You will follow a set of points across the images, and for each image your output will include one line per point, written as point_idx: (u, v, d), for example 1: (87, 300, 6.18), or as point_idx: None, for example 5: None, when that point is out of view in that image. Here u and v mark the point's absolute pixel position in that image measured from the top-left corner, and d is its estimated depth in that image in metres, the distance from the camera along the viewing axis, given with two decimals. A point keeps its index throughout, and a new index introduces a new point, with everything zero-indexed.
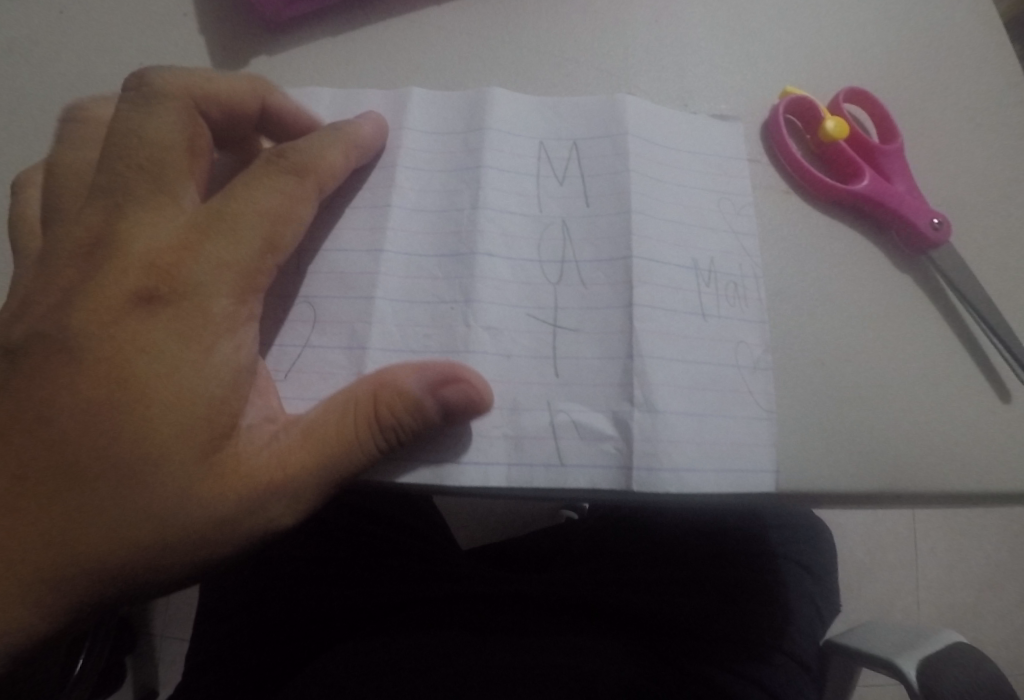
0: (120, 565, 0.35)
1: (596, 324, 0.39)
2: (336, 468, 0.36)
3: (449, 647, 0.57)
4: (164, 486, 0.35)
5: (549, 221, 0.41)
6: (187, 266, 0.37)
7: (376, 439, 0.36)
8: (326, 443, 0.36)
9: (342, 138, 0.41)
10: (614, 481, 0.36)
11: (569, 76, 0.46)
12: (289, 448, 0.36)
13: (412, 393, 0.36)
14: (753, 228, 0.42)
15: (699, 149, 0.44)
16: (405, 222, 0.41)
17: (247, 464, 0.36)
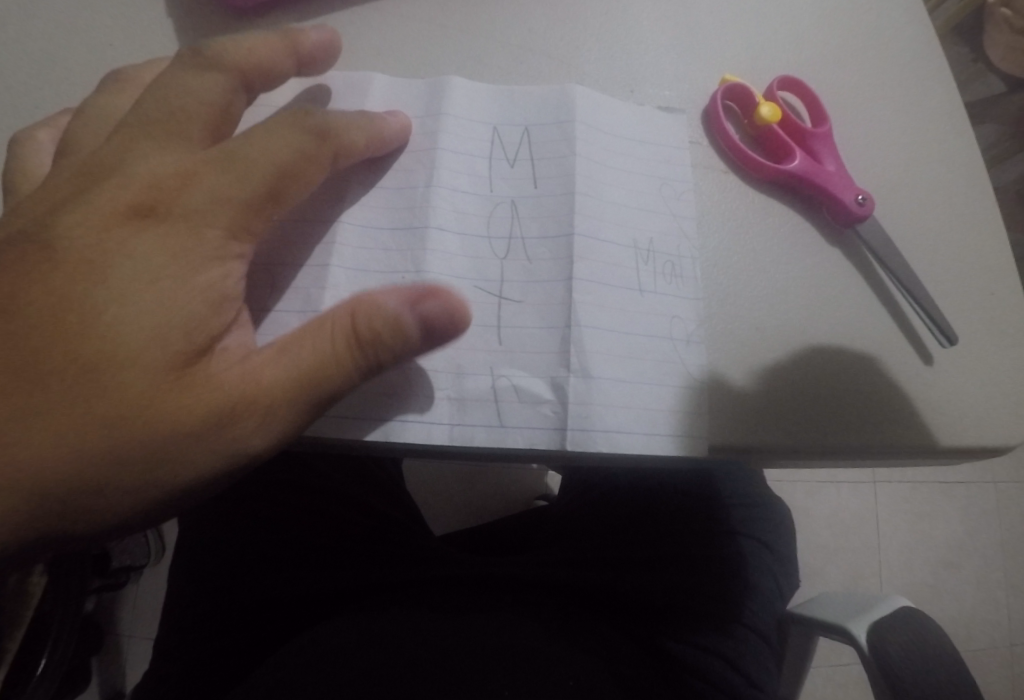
0: (84, 504, 0.38)
1: (539, 296, 0.42)
2: (309, 389, 0.38)
3: (410, 635, 0.59)
4: (131, 436, 0.37)
5: (499, 201, 0.44)
6: (153, 230, 0.38)
7: (355, 356, 0.38)
8: (297, 369, 0.38)
9: (367, 121, 0.42)
10: (550, 441, 0.39)
11: (523, 63, 0.48)
12: (269, 366, 0.38)
13: (389, 312, 0.38)
14: (693, 212, 0.45)
15: (647, 138, 0.46)
16: (363, 198, 0.43)
17: (223, 395, 0.38)
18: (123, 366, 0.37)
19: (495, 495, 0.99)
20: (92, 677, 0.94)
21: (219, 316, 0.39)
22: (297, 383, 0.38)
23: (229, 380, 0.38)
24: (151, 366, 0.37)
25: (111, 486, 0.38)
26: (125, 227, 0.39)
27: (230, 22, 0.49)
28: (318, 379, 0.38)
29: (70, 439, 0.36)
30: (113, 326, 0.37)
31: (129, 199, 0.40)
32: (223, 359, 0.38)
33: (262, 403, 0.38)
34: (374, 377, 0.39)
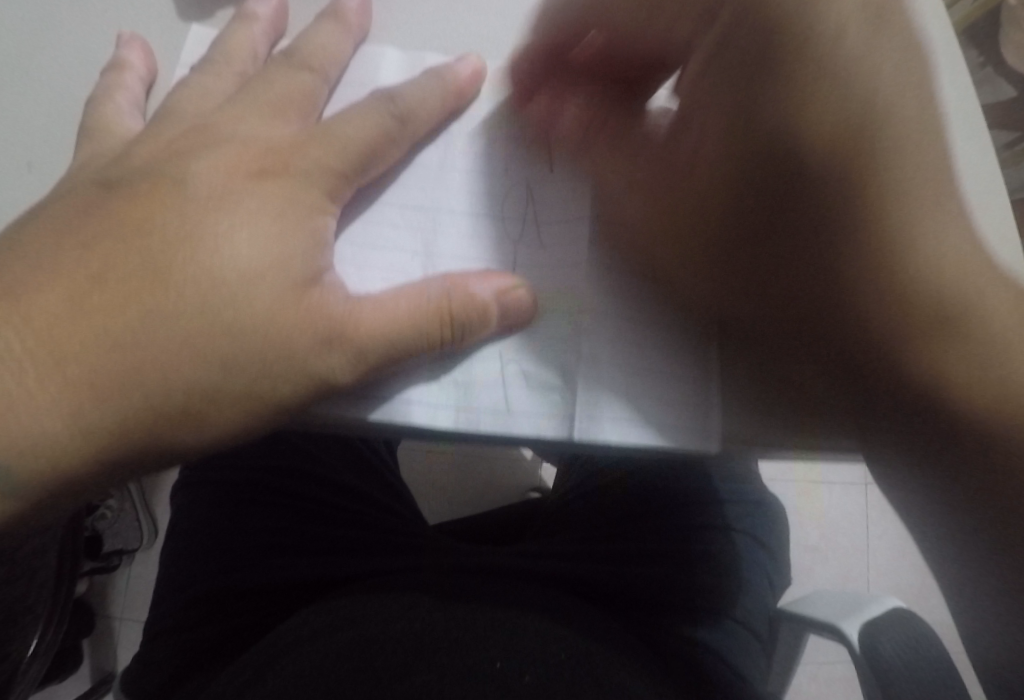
0: (63, 496, 0.35)
1: (551, 283, 0.40)
2: (400, 354, 0.37)
3: (405, 605, 0.57)
4: (113, 416, 0.34)
5: (514, 181, 0.42)
6: (152, 206, 0.37)
7: (444, 334, 0.37)
8: (392, 330, 0.37)
9: (437, 83, 0.41)
10: (558, 428, 0.38)
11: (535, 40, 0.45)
12: (367, 337, 0.37)
13: (479, 299, 0.37)
14: (643, 326, 0.40)
15: (515, 138, 0.43)
16: (383, 177, 0.41)
17: (298, 369, 0.36)
18: (142, 330, 0.35)
19: (488, 483, 0.98)
20: (84, 656, 0.94)
21: (205, 284, 0.36)
22: (389, 346, 0.37)
23: (335, 320, 0.37)
24: (166, 341, 0.35)
25: (94, 476, 0.35)
26: (123, 202, 0.37)
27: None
28: (328, 332, 0.37)
29: (63, 426, 0.33)
30: (122, 303, 0.35)
31: (129, 170, 0.38)
32: (319, 294, 0.37)
33: (353, 339, 0.36)
34: (454, 361, 0.39)
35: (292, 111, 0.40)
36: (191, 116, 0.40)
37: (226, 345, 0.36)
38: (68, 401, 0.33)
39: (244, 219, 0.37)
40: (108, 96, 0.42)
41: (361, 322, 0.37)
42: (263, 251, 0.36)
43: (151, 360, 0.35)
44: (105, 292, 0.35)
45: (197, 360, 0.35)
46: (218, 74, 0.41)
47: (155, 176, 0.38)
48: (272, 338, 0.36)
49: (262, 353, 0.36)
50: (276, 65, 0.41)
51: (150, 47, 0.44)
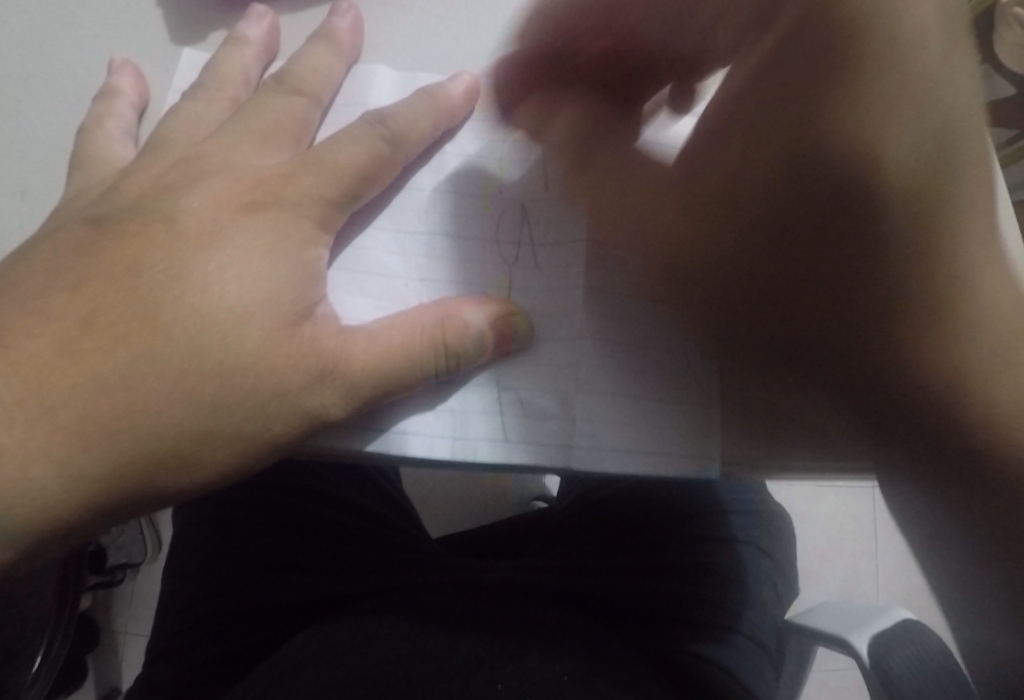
0: (59, 537, 0.34)
1: (548, 306, 0.40)
2: (396, 383, 0.36)
3: (405, 628, 0.56)
4: (106, 456, 0.33)
5: (509, 203, 0.41)
6: (144, 239, 0.36)
7: (439, 362, 0.36)
8: (387, 358, 0.36)
9: (429, 105, 0.41)
10: (559, 455, 0.38)
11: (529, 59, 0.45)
12: (362, 366, 0.36)
13: (474, 325, 0.36)
14: (642, 346, 0.40)
15: (509, 158, 0.42)
16: (376, 202, 0.40)
17: (292, 400, 0.36)
18: (130, 367, 0.34)
19: (491, 495, 0.97)
20: (91, 674, 0.94)
21: (197, 318, 0.35)
22: (385, 375, 0.36)
23: (329, 350, 0.36)
24: (158, 377, 0.34)
25: (89, 517, 0.34)
26: (114, 236, 0.36)
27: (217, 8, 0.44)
28: (322, 366, 0.36)
29: (56, 468, 0.33)
30: (113, 340, 0.34)
31: (120, 203, 0.38)
32: (312, 326, 0.36)
33: (348, 369, 0.36)
34: (452, 387, 0.38)
35: (284, 137, 0.40)
36: (181, 145, 0.39)
37: (218, 381, 0.35)
38: (59, 443, 0.33)
39: (234, 252, 0.36)
40: (98, 125, 0.41)
41: (355, 352, 0.36)
42: (255, 282, 0.36)
43: (143, 398, 0.34)
44: (95, 328, 0.34)
45: (187, 396, 0.35)
46: (209, 100, 0.41)
47: (146, 208, 0.37)
48: (265, 372, 0.35)
49: (255, 386, 0.35)
50: (267, 90, 0.41)
51: (142, 72, 0.43)
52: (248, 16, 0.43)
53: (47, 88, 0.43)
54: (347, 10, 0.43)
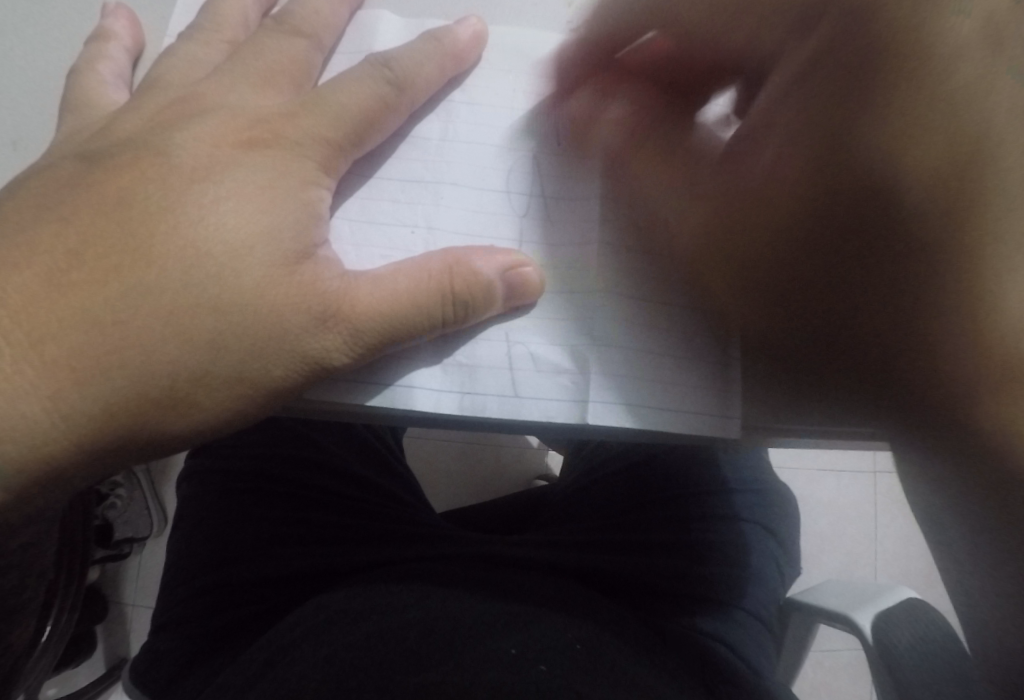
0: (50, 484, 0.33)
1: (560, 259, 0.38)
2: (398, 334, 0.35)
3: (412, 598, 0.55)
4: (98, 401, 0.32)
5: (520, 152, 0.40)
6: (136, 180, 0.35)
7: (446, 314, 0.35)
8: (389, 307, 0.35)
9: (437, 50, 0.39)
10: (569, 413, 0.36)
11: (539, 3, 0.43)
12: (365, 314, 0.35)
13: (483, 276, 0.35)
14: (660, 303, 0.38)
15: (519, 106, 0.41)
16: (383, 152, 0.39)
17: (290, 347, 0.34)
18: (122, 310, 0.33)
19: (493, 472, 0.96)
20: (98, 643, 0.94)
21: (191, 263, 0.34)
22: (386, 324, 0.35)
23: (328, 298, 0.35)
24: (150, 322, 0.33)
25: (82, 462, 0.33)
26: (106, 176, 0.35)
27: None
28: (323, 311, 0.35)
29: (46, 412, 0.32)
30: (104, 283, 0.33)
31: (113, 144, 0.36)
32: (312, 269, 0.35)
33: (349, 318, 0.35)
34: (458, 342, 0.37)
35: (284, 80, 0.38)
36: (174, 85, 0.38)
37: (213, 326, 0.34)
38: (50, 386, 0.32)
39: (232, 193, 0.35)
40: (91, 66, 0.39)
41: (356, 301, 0.35)
42: (253, 229, 0.34)
43: (135, 342, 0.33)
44: (84, 268, 0.33)
45: (181, 340, 0.33)
46: (206, 41, 0.39)
47: (140, 150, 0.36)
48: (262, 315, 0.34)
49: (250, 334, 0.34)
50: (266, 32, 0.39)
51: (137, 16, 0.42)
52: None
53: (42, 29, 0.42)
54: None
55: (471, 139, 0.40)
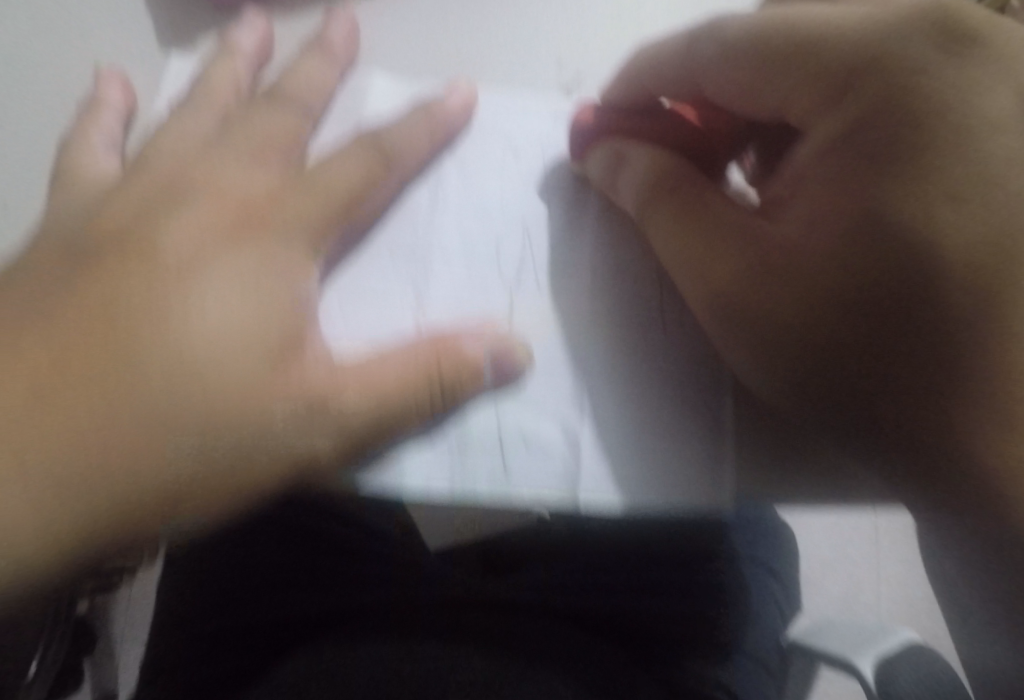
0: (39, 582, 0.32)
1: (553, 332, 0.38)
2: (383, 427, 0.34)
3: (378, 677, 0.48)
4: (88, 496, 0.32)
5: (510, 223, 0.40)
6: (130, 267, 0.35)
7: (434, 399, 0.35)
8: (374, 400, 0.34)
9: (427, 121, 0.40)
10: (560, 494, 0.35)
11: (525, 69, 0.45)
12: (352, 402, 0.34)
13: (472, 360, 0.35)
14: (652, 369, 0.38)
15: (509, 171, 0.41)
16: (376, 220, 0.38)
17: (279, 443, 0.34)
18: (101, 401, 0.32)
19: None
20: None
21: (183, 349, 0.33)
22: (374, 416, 0.34)
23: (314, 391, 0.34)
24: (136, 413, 0.32)
25: (68, 563, 0.32)
26: (100, 263, 0.35)
27: (207, 9, 0.43)
28: (307, 407, 0.34)
29: (34, 510, 0.31)
30: (92, 376, 0.32)
31: (107, 229, 0.36)
32: (298, 366, 0.34)
33: (336, 412, 0.34)
34: (448, 422, 0.36)
35: (274, 151, 0.38)
36: (164, 164, 0.38)
37: (200, 418, 0.33)
38: (36, 485, 0.31)
39: (219, 280, 0.35)
40: (82, 138, 0.40)
41: (345, 394, 0.34)
42: (241, 323, 0.34)
43: (122, 433, 0.32)
44: (66, 361, 0.32)
45: (163, 434, 0.32)
46: (199, 114, 0.39)
47: (135, 237, 0.36)
48: (246, 408, 0.33)
49: (240, 427, 0.33)
50: (259, 107, 0.39)
51: (129, 79, 0.42)
52: (241, 22, 0.42)
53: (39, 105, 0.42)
54: (345, 17, 0.43)
55: (462, 210, 0.40)
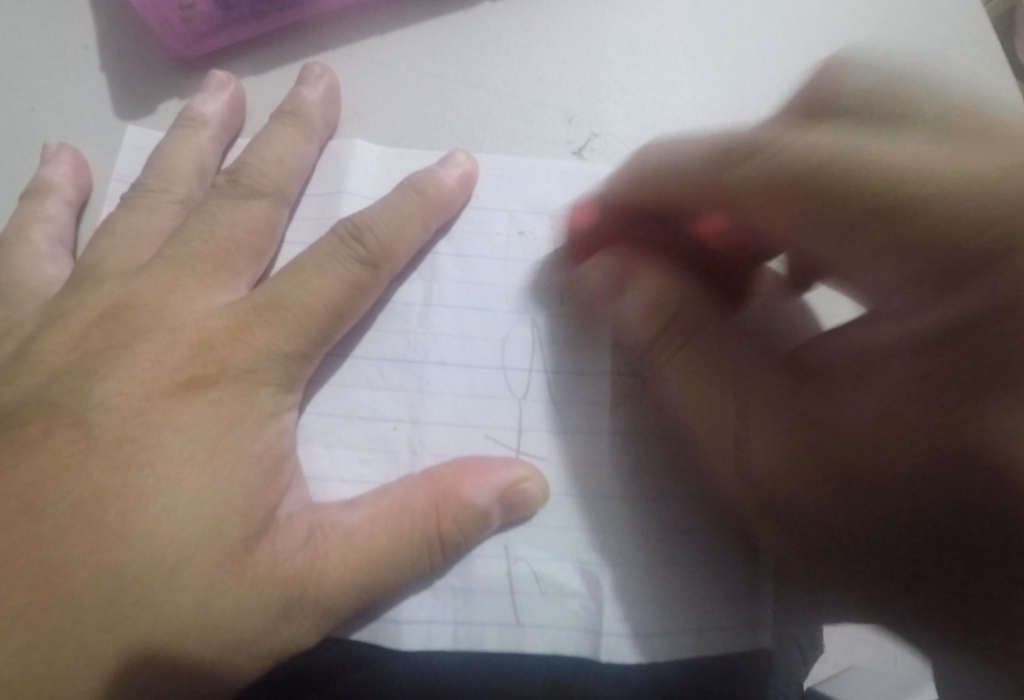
0: None
1: (568, 451, 0.33)
2: (374, 589, 0.28)
3: None
4: None
5: (516, 320, 0.35)
6: (66, 406, 0.28)
7: (433, 554, 0.29)
8: (363, 562, 0.28)
9: (419, 203, 0.35)
10: (580, 646, 0.31)
11: (535, 122, 0.40)
12: (336, 558, 0.28)
13: (476, 505, 0.30)
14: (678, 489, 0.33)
15: (513, 257, 0.36)
16: (365, 331, 0.34)
17: (252, 630, 0.26)
18: (22, 634, 0.24)
19: None
20: None
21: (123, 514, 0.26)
22: (362, 585, 0.28)
23: (291, 565, 0.27)
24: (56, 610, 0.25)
25: None
26: (32, 401, 0.29)
27: (171, 80, 0.39)
28: (284, 602, 0.27)
29: None
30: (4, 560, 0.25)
31: (44, 355, 0.30)
32: (270, 542, 0.27)
33: (317, 593, 0.27)
34: (449, 564, 0.31)
35: (243, 253, 0.33)
36: (108, 288, 0.32)
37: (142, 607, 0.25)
38: None
39: (173, 436, 0.27)
40: (22, 232, 0.35)
41: (326, 549, 0.28)
42: (201, 469, 0.27)
43: None
44: None
45: (106, 654, 0.25)
46: (157, 205, 0.35)
47: (72, 366, 0.29)
48: (210, 612, 0.26)
49: (193, 620, 0.25)
50: (221, 193, 0.34)
51: (82, 157, 0.37)
52: (205, 89, 0.38)
53: None
54: (321, 80, 0.38)
55: (460, 306, 0.35)
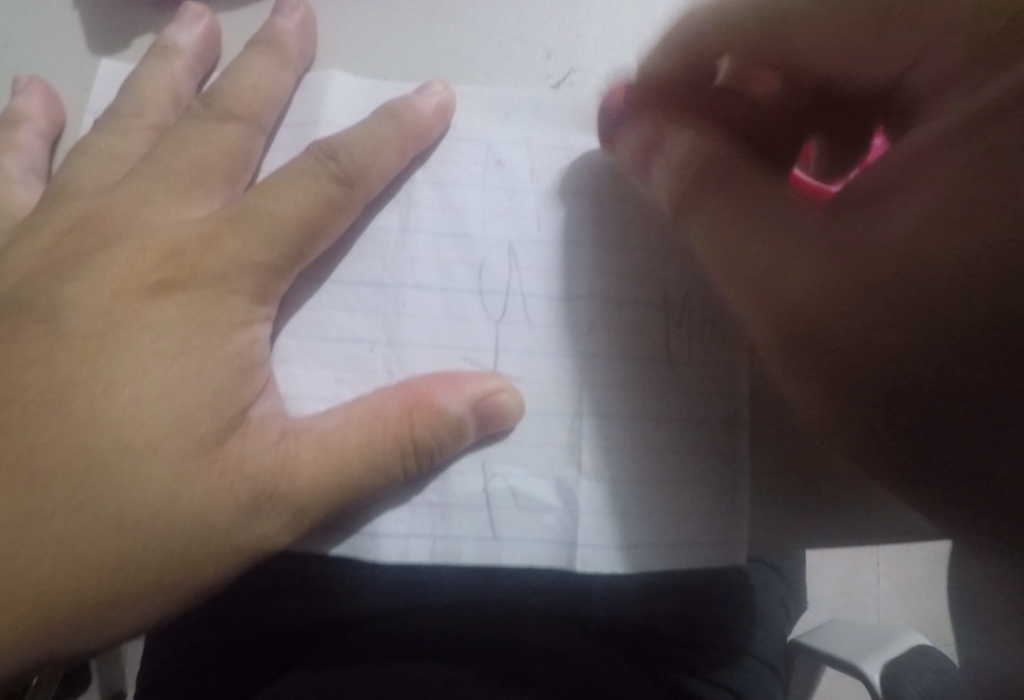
0: None
1: (543, 373, 0.33)
2: (348, 494, 0.29)
3: None
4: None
5: (491, 246, 0.35)
6: (39, 319, 0.29)
7: (407, 463, 0.30)
8: (337, 469, 0.29)
9: (394, 128, 0.34)
10: (555, 558, 0.31)
11: (511, 56, 0.39)
12: (309, 467, 0.29)
13: (450, 416, 0.30)
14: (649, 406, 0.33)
15: (490, 183, 0.36)
16: (343, 254, 0.34)
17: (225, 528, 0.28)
18: None
19: None
20: None
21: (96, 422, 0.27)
22: (334, 489, 0.29)
23: (263, 466, 0.28)
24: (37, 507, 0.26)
25: None
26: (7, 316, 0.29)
27: (144, 10, 0.38)
28: (255, 500, 0.28)
29: None
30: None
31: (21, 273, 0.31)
32: (239, 447, 0.28)
33: (290, 493, 0.28)
34: (426, 479, 0.31)
35: (214, 176, 0.33)
36: (80, 208, 0.32)
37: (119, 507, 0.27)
38: None
39: (145, 348, 0.28)
40: None
41: (302, 459, 0.29)
42: (171, 380, 0.28)
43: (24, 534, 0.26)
44: None
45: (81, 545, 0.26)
46: (129, 132, 0.35)
47: (45, 282, 0.30)
48: (180, 512, 0.27)
49: (167, 520, 0.27)
50: (194, 118, 0.34)
51: (53, 89, 0.37)
52: (179, 18, 0.37)
53: None
54: (296, 9, 0.38)
55: (437, 232, 0.35)
